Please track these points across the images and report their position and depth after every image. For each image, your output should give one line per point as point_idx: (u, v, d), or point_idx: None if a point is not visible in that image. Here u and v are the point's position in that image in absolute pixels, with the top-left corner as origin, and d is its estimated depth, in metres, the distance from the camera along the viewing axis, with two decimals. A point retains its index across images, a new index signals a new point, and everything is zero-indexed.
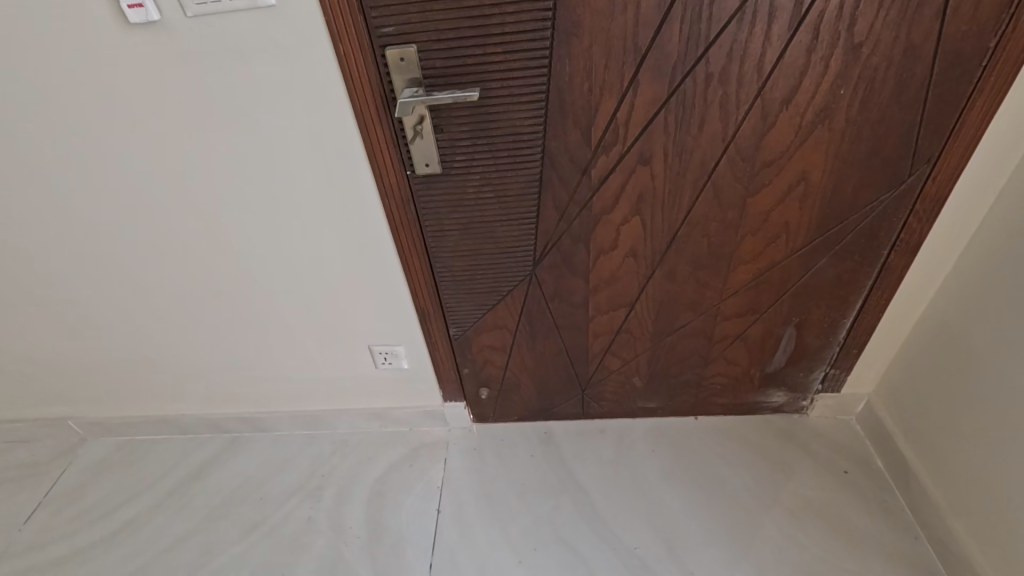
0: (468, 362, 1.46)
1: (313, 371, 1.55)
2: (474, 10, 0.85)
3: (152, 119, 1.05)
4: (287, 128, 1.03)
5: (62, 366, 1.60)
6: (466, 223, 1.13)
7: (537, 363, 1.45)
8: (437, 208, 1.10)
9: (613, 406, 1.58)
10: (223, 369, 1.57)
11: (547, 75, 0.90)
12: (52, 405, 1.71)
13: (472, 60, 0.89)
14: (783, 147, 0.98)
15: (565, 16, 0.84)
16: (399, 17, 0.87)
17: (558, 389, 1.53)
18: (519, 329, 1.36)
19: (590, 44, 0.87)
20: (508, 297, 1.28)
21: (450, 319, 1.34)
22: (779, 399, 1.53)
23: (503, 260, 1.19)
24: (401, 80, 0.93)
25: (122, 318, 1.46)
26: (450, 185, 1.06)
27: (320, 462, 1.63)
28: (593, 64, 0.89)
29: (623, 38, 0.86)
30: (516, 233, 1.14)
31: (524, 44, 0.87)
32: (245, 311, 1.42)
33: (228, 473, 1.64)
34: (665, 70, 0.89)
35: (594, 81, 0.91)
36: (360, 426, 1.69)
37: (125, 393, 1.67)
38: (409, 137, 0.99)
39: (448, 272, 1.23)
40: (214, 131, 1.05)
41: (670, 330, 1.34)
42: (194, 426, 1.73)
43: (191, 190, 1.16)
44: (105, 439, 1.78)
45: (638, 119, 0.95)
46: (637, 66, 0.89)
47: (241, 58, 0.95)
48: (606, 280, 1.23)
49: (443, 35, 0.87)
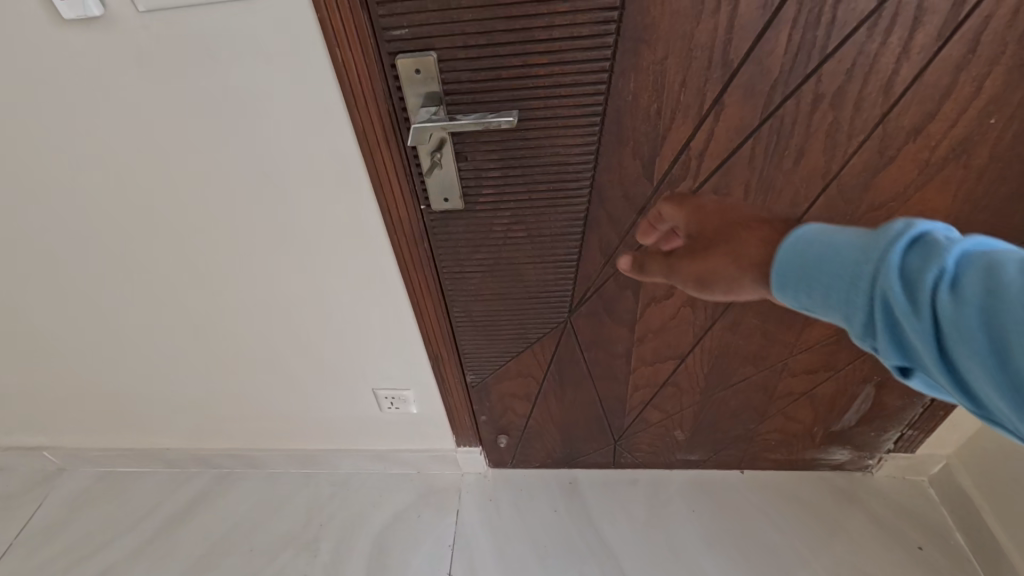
0: (486, 409, 1.27)
1: (310, 410, 1.38)
2: (513, 8, 0.63)
3: (109, 133, 0.86)
4: (274, 147, 0.85)
5: (31, 396, 1.43)
6: (491, 264, 0.92)
7: (565, 412, 1.26)
8: (457, 247, 0.90)
9: (649, 456, 1.39)
10: (211, 403, 1.41)
11: (605, 93, 0.69)
12: (24, 434, 1.55)
13: (509, 73, 0.68)
14: (900, 186, 0.77)
15: (635, 18, 0.63)
16: (414, 16, 0.66)
17: (587, 438, 1.34)
18: (547, 378, 1.16)
19: (664, 53, 0.66)
20: (536, 345, 1.08)
21: (467, 364, 1.15)
22: (841, 457, 1.33)
23: (533, 305, 0.99)
24: (416, 98, 0.72)
25: (95, 348, 1.29)
26: (473, 223, 0.86)
27: (317, 508, 1.47)
28: (666, 80, 0.68)
29: (710, 47, 0.65)
30: (551, 277, 0.93)
31: (578, 55, 0.66)
32: (233, 344, 1.24)
33: (216, 515, 1.48)
34: (760, 88, 0.68)
35: (665, 101, 0.70)
36: (363, 466, 1.52)
37: (104, 424, 1.50)
38: (425, 166, 0.79)
39: (467, 317, 1.04)
40: (185, 147, 0.87)
41: (725, 384, 1.14)
42: (181, 460, 1.57)
43: (164, 215, 0.98)
44: (86, 469, 1.62)
45: (716, 149, 0.74)
46: (723, 83, 0.68)
47: (213, 64, 0.76)
48: (654, 330, 1.03)
49: (473, 40, 0.66)
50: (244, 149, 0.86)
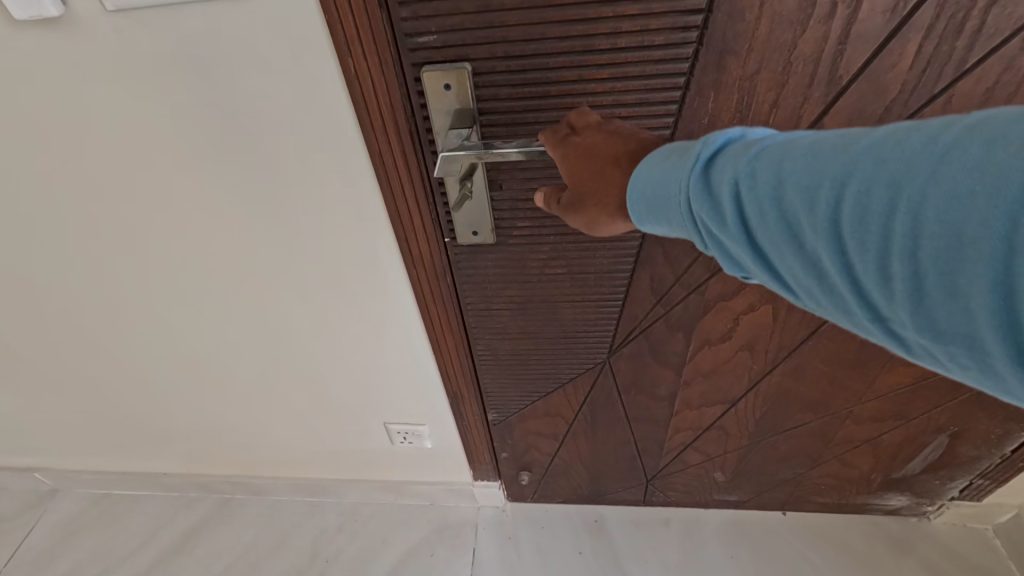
0: (507, 447, 1.16)
1: (317, 439, 1.29)
2: (571, 11, 0.52)
3: (83, 147, 0.75)
4: (276, 165, 0.74)
5: (14, 419, 1.33)
6: (523, 302, 0.80)
7: (596, 453, 1.14)
8: (484, 283, 0.78)
9: (683, 496, 1.27)
10: (211, 431, 1.31)
11: (674, 114, 0.58)
12: (12, 455, 1.45)
13: (559, 90, 0.57)
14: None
15: (723, 23, 0.52)
16: (446, 20, 0.54)
17: (616, 479, 1.22)
18: (578, 419, 1.04)
19: (756, 67, 0.55)
20: (568, 386, 0.95)
21: (489, 402, 1.03)
22: (897, 503, 1.21)
23: (568, 346, 0.87)
24: (444, 121, 0.61)
25: (84, 370, 1.19)
26: (504, 258, 0.74)
27: (324, 541, 1.37)
28: (754, 99, 0.57)
29: (816, 60, 0.54)
30: (590, 317, 0.81)
31: (646, 68, 0.55)
32: (233, 370, 1.14)
33: (216, 547, 1.38)
34: (870, 108, 0.57)
35: (750, 123, 0.59)
36: (372, 496, 1.42)
37: (97, 447, 1.40)
38: (452, 198, 0.67)
39: (491, 356, 0.91)
40: (173, 165, 0.76)
41: (778, 429, 1.02)
42: (179, 485, 1.47)
43: (152, 235, 0.87)
44: (80, 490, 1.53)
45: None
46: (827, 102, 0.57)
47: (200, 72, 0.64)
48: (704, 373, 0.90)
49: (518, 51, 0.55)
50: (240, 167, 0.74)
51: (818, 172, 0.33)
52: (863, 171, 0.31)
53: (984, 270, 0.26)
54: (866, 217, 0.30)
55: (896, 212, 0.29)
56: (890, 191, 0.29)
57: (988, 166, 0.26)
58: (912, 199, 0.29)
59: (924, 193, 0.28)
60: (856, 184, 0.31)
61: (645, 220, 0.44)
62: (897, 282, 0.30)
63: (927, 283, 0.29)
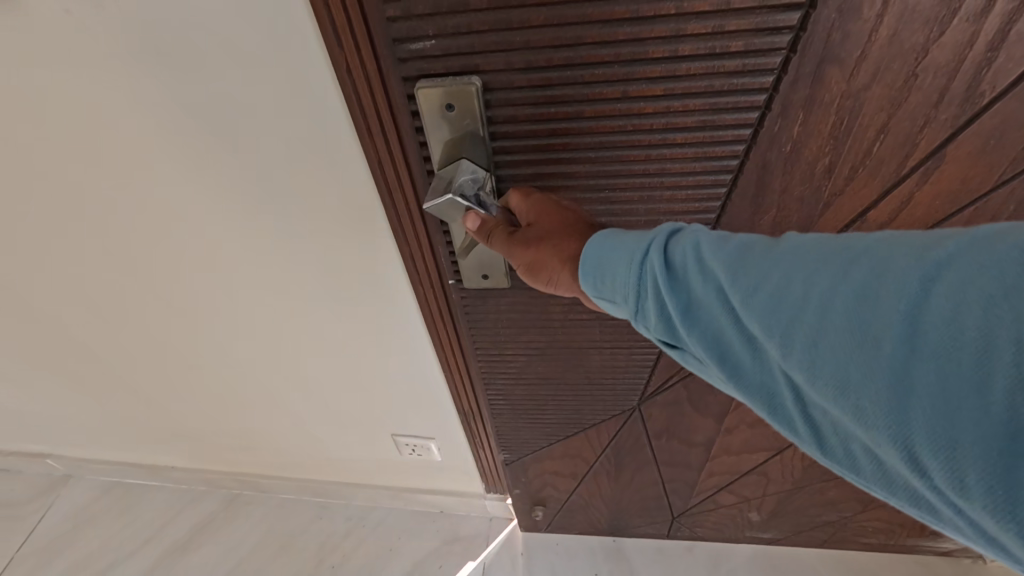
0: (521, 485, 1.05)
1: (323, 444, 1.23)
2: (616, 12, 0.42)
3: (58, 137, 0.66)
4: (279, 159, 0.65)
5: (16, 405, 1.29)
6: (542, 347, 0.68)
7: (618, 492, 1.03)
8: (495, 327, 0.66)
9: (712, 531, 1.16)
10: (218, 432, 1.26)
11: (748, 138, 0.50)
12: (23, 442, 1.42)
13: (593, 110, 0.48)
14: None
15: (823, 31, 0.43)
16: (448, 22, 0.43)
17: (639, 514, 1.12)
18: (599, 461, 0.93)
19: (865, 83, 0.47)
20: (590, 430, 0.84)
21: (499, 442, 0.93)
22: (951, 546, 1.09)
23: (592, 393, 0.75)
24: (447, 147, 0.51)
25: (86, 365, 1.13)
26: (519, 302, 0.62)
27: (331, 546, 1.33)
28: (860, 122, 0.49)
29: (950, 72, 0.46)
30: (620, 363, 0.69)
31: (714, 84, 0.46)
32: (237, 375, 1.07)
33: (221, 546, 1.34)
34: (1012, 134, 0.50)
35: (846, 154, 0.52)
36: (380, 500, 1.37)
37: (105, 439, 1.36)
38: (457, 238, 0.56)
39: (504, 399, 0.80)
40: (156, 164, 0.68)
41: (829, 477, 0.90)
42: (187, 478, 1.43)
43: (143, 234, 0.79)
44: (88, 480, 1.49)
45: (881, 212, 0.57)
46: (958, 124, 0.49)
47: (192, 54, 0.55)
48: (749, 422, 0.79)
49: (544, 61, 0.45)
50: (231, 168, 0.67)
51: (746, 259, 0.36)
52: (786, 267, 0.34)
53: (888, 373, 0.29)
54: (781, 306, 0.34)
55: (808, 306, 0.33)
56: (806, 287, 0.33)
57: (890, 273, 0.30)
58: (823, 293, 0.32)
59: (834, 290, 0.32)
60: (779, 274, 0.34)
61: (589, 281, 0.44)
62: (803, 369, 0.33)
63: (831, 376, 0.31)
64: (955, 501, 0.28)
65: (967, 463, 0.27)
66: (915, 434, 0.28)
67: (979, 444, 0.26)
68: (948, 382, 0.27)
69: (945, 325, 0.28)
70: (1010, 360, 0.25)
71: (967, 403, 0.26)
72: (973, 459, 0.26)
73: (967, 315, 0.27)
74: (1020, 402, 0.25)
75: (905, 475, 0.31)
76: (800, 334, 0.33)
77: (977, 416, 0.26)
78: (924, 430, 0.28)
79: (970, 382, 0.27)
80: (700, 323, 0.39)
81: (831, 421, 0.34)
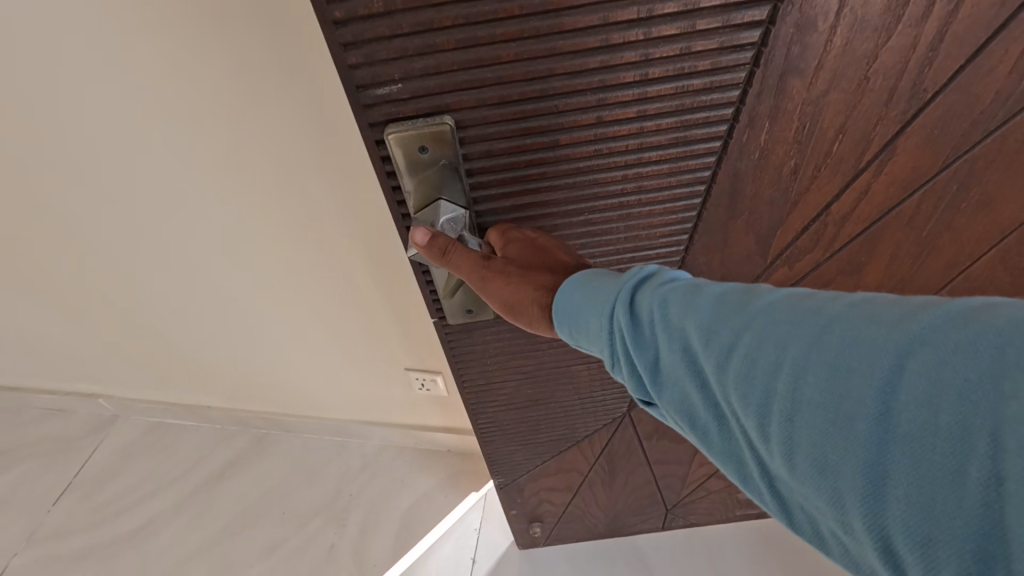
0: (518, 506, 1.15)
1: (344, 391, 1.34)
2: (592, 46, 0.47)
3: (126, 101, 0.76)
4: (297, 113, 0.75)
5: (70, 349, 1.40)
6: (529, 374, 0.80)
7: (613, 497, 1.16)
8: (484, 364, 0.77)
9: (705, 508, 1.26)
10: (253, 382, 1.38)
11: (719, 150, 0.57)
12: (75, 381, 1.54)
13: (570, 138, 0.53)
14: (1013, 222, 0.70)
15: (783, 51, 0.50)
16: (420, 65, 0.47)
17: (636, 512, 1.24)
18: (593, 469, 1.06)
19: (823, 90, 0.53)
20: (584, 440, 0.97)
21: (494, 469, 1.02)
22: None
23: (580, 409, 0.90)
24: (420, 194, 0.55)
25: (130, 315, 1.22)
26: (511, 331, 0.71)
27: (348, 477, 1.45)
28: (820, 124, 0.56)
29: (898, 72, 0.53)
30: (599, 381, 0.84)
31: (684, 103, 0.52)
32: (265, 327, 1.17)
33: (252, 475, 1.48)
34: (951, 126, 0.59)
35: (809, 156, 0.59)
36: (393, 439, 1.47)
37: (153, 383, 1.48)
38: (441, 284, 0.63)
39: (496, 426, 0.90)
40: (206, 126, 0.78)
41: None
42: (221, 418, 1.54)
43: (189, 193, 0.89)
44: (135, 419, 1.62)
45: (844, 204, 0.64)
46: (908, 116, 0.57)
47: (241, 20, 0.66)
48: None
49: (516, 95, 0.49)
50: (273, 131, 0.77)
51: (720, 313, 0.36)
52: (760, 327, 0.34)
53: (864, 455, 0.28)
54: (755, 372, 0.33)
55: (782, 376, 0.32)
56: (779, 354, 0.32)
57: (865, 345, 0.29)
58: (796, 364, 0.31)
59: (809, 361, 0.31)
60: (751, 338, 0.33)
61: (565, 330, 0.46)
62: (776, 442, 0.32)
63: (806, 455, 0.30)
64: None
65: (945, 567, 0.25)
66: (890, 525, 0.28)
67: (954, 542, 0.25)
68: (924, 469, 0.26)
69: (921, 405, 0.27)
70: (987, 449, 0.25)
71: (944, 494, 0.26)
72: (947, 557, 0.25)
73: (943, 396, 0.26)
74: (995, 497, 0.24)
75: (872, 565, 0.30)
76: (774, 406, 0.32)
77: (953, 507, 0.25)
78: (895, 519, 0.27)
79: (947, 471, 0.26)
80: (670, 386, 0.38)
81: (797, 501, 0.33)
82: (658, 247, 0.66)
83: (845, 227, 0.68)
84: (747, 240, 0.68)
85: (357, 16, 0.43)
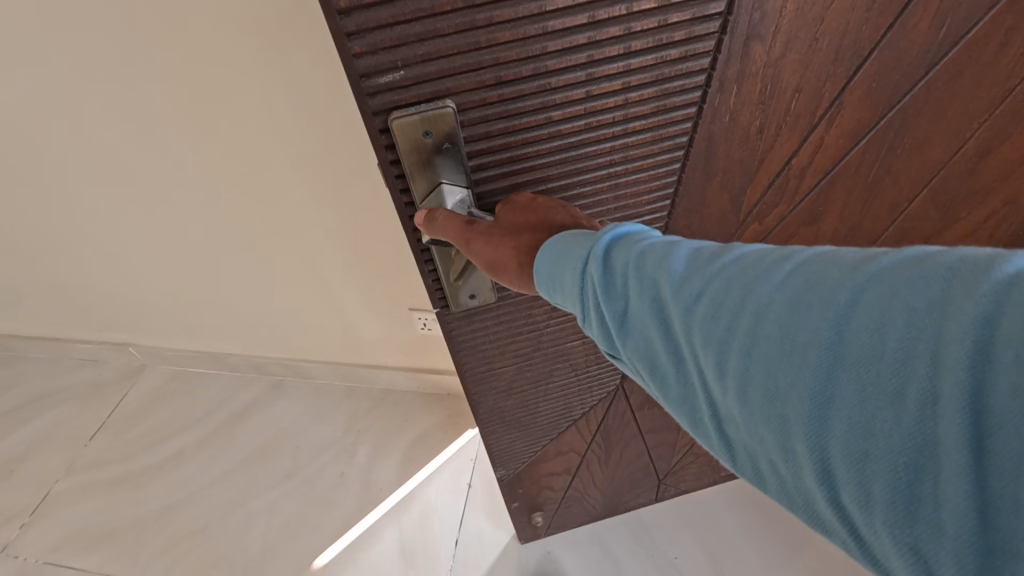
0: (519, 496, 1.21)
1: (354, 337, 1.42)
2: (577, 27, 0.50)
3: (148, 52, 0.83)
4: (302, 66, 0.82)
5: (101, 299, 1.49)
6: (525, 355, 0.86)
7: (610, 475, 1.24)
8: (483, 352, 0.83)
9: (699, 468, 1.32)
10: (269, 330, 1.46)
11: (694, 116, 0.61)
12: (105, 329, 1.63)
13: (563, 113, 0.57)
14: (939, 164, 0.74)
15: (745, 19, 0.53)
16: (421, 49, 0.50)
17: (632, 488, 1.31)
18: (591, 449, 1.13)
19: (781, 52, 0.56)
20: (581, 417, 1.04)
21: (496, 462, 1.09)
22: None
23: (576, 388, 0.96)
24: (422, 182, 0.59)
25: (155, 263, 1.30)
26: (508, 309, 0.77)
27: (357, 419, 1.53)
28: (778, 86, 0.59)
29: (841, 32, 0.56)
30: (592, 358, 0.91)
31: (664, 72, 0.56)
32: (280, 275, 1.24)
33: (271, 415, 1.57)
34: (886, 78, 0.62)
35: (770, 115, 0.62)
36: (399, 383, 1.56)
37: (180, 331, 1.56)
38: (445, 271, 0.68)
39: (496, 415, 0.97)
40: (221, 79, 0.85)
41: None
42: (242, 365, 1.62)
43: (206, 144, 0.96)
44: (162, 367, 1.72)
45: (802, 157, 0.68)
46: (849, 74, 0.60)
47: None
48: None
49: (511, 75, 0.53)
50: (281, 85, 0.84)
51: (692, 263, 0.38)
52: (728, 271, 0.36)
53: (813, 383, 0.30)
54: (719, 310, 0.35)
55: (743, 314, 0.34)
56: (743, 293, 0.34)
57: (821, 285, 0.31)
58: (758, 303, 0.33)
59: (770, 299, 0.33)
60: (719, 281, 0.36)
61: (545, 287, 0.50)
62: (731, 377, 0.34)
63: (758, 386, 0.33)
64: (859, 516, 0.30)
65: (877, 475, 0.28)
66: (831, 443, 0.30)
67: (889, 458, 0.28)
68: (866, 394, 0.28)
69: (869, 334, 0.28)
70: (925, 372, 0.26)
71: (883, 416, 0.28)
72: (880, 472, 0.28)
73: (891, 326, 0.28)
74: (928, 418, 0.26)
75: (808, 492, 0.32)
76: (733, 343, 0.34)
77: (890, 427, 0.27)
78: (835, 442, 0.30)
79: (887, 394, 0.28)
80: (635, 335, 0.42)
81: (742, 438, 0.36)
82: (644, 214, 0.70)
83: (804, 180, 0.71)
84: (722, 200, 0.71)
85: (362, 6, 0.47)
